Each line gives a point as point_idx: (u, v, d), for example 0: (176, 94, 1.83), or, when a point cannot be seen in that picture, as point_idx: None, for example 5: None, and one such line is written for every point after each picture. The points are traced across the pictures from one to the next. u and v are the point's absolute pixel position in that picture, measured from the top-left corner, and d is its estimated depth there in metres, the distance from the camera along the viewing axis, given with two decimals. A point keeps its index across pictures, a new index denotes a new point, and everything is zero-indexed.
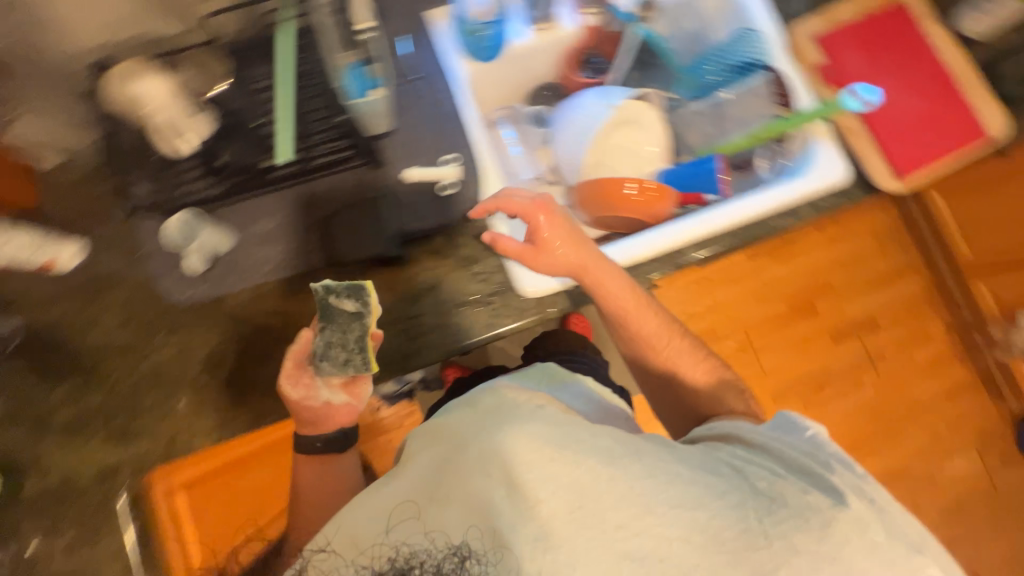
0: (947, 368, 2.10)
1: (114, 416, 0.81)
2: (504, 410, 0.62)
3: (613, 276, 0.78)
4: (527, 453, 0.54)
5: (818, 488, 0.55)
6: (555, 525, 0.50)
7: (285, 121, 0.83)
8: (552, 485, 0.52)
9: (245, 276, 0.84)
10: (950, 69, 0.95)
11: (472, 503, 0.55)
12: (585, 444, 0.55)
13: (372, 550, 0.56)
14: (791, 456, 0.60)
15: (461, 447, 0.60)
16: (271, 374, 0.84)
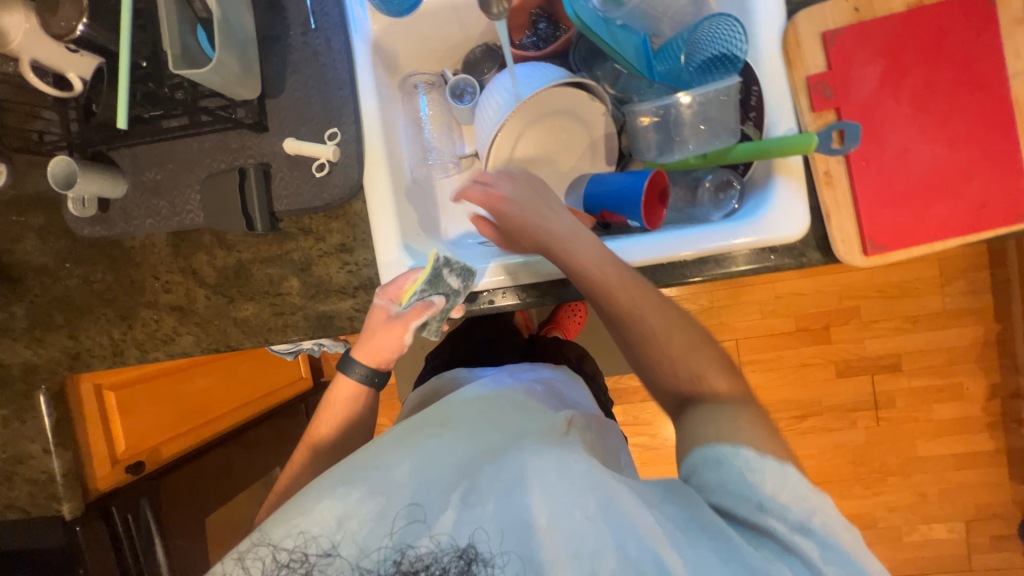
0: (974, 433, 1.81)
1: (50, 323, 0.93)
2: (530, 432, 0.65)
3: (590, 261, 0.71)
4: (590, 497, 0.55)
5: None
6: (570, 566, 0.52)
7: (119, 91, 0.65)
8: (579, 532, 0.54)
9: (132, 222, 0.86)
10: (1021, 105, 0.66)
11: (507, 520, 0.55)
12: (617, 497, 0.55)
13: (377, 557, 0.54)
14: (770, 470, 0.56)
15: (500, 459, 0.61)
16: (153, 318, 0.90)
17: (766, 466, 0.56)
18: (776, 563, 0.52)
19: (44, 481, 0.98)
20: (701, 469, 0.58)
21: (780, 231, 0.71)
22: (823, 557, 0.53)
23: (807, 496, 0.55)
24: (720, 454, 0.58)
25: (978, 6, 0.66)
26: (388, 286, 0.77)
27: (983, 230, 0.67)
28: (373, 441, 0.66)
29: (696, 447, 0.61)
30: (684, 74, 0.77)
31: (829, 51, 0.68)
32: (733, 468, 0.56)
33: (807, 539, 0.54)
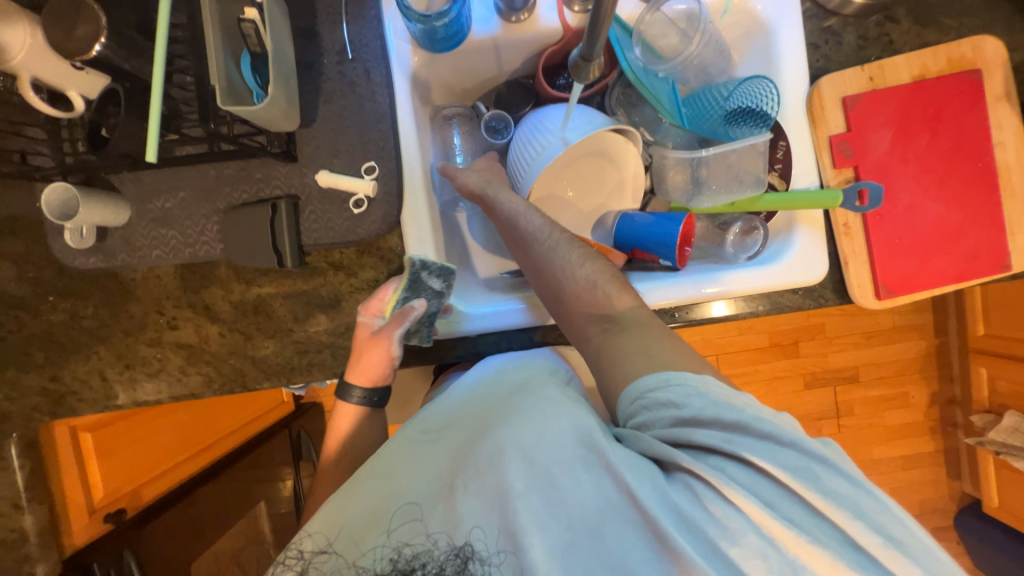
0: (919, 437, 2.02)
1: (23, 359, 0.82)
2: (505, 403, 0.66)
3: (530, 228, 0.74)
4: (566, 460, 0.57)
5: (771, 488, 0.53)
6: (547, 527, 0.55)
7: (151, 122, 0.60)
8: (555, 494, 0.56)
9: (136, 253, 0.79)
10: (1002, 169, 0.76)
11: (488, 497, 0.57)
12: (595, 448, 0.57)
13: (373, 553, 0.57)
14: (742, 417, 0.55)
15: (481, 437, 0.62)
16: (156, 356, 0.82)
17: (687, 381, 0.58)
18: (722, 472, 0.53)
19: (12, 538, 0.89)
20: (635, 406, 0.60)
21: (801, 275, 0.77)
22: (764, 454, 0.53)
23: (730, 397, 0.57)
24: (642, 390, 0.60)
25: (970, 82, 0.75)
26: (370, 302, 0.78)
27: (974, 279, 0.76)
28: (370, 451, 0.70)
29: (627, 384, 0.62)
30: (718, 124, 0.81)
31: (849, 114, 0.75)
32: (655, 399, 0.59)
33: (748, 441, 0.54)
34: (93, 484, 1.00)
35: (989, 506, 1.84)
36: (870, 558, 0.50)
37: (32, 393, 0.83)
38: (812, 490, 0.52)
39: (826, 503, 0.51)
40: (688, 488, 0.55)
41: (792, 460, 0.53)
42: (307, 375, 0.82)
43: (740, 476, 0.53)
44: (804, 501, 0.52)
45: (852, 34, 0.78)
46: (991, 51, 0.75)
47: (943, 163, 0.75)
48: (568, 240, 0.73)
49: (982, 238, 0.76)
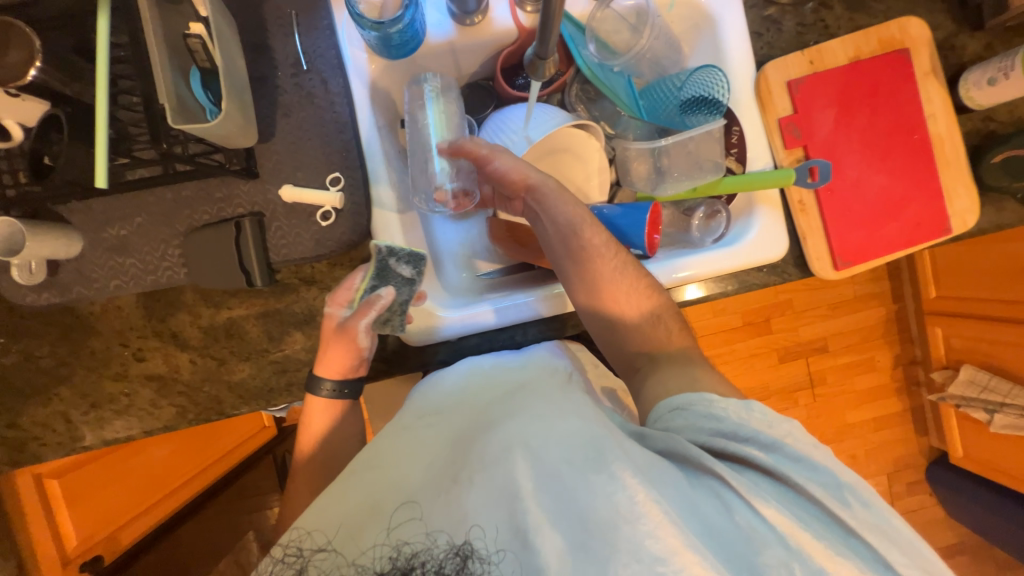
0: (887, 398, 2.13)
1: None
2: (511, 400, 0.66)
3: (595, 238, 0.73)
4: (577, 458, 0.57)
5: (801, 502, 0.57)
6: (556, 525, 0.53)
7: (98, 148, 0.58)
8: (564, 488, 0.55)
9: (93, 286, 0.75)
10: (935, 140, 0.82)
11: (493, 493, 0.55)
12: (605, 450, 0.57)
13: (373, 550, 0.54)
14: (782, 441, 0.58)
15: (488, 434, 0.61)
16: (123, 392, 0.79)
17: (729, 406, 0.62)
18: (759, 487, 0.56)
19: None
20: (671, 417, 0.64)
21: (762, 254, 0.80)
22: (802, 472, 0.57)
23: (775, 424, 0.60)
24: (683, 403, 0.64)
25: (900, 61, 0.80)
26: (340, 292, 0.75)
27: (921, 244, 0.81)
28: (367, 447, 0.68)
29: (661, 399, 0.67)
30: (673, 114, 0.84)
31: (794, 97, 0.79)
32: (696, 412, 0.62)
33: (779, 456, 0.58)
34: (63, 531, 0.97)
35: (955, 456, 1.96)
36: (883, 563, 0.54)
37: None
38: (842, 510, 0.55)
39: (843, 513, 0.55)
40: (720, 499, 0.56)
41: (823, 480, 0.56)
42: (287, 395, 0.80)
43: (764, 486, 0.57)
44: (827, 513, 0.56)
45: (790, 22, 0.82)
46: (916, 30, 0.81)
47: (884, 136, 0.80)
48: (622, 259, 0.74)
49: (923, 205, 0.81)
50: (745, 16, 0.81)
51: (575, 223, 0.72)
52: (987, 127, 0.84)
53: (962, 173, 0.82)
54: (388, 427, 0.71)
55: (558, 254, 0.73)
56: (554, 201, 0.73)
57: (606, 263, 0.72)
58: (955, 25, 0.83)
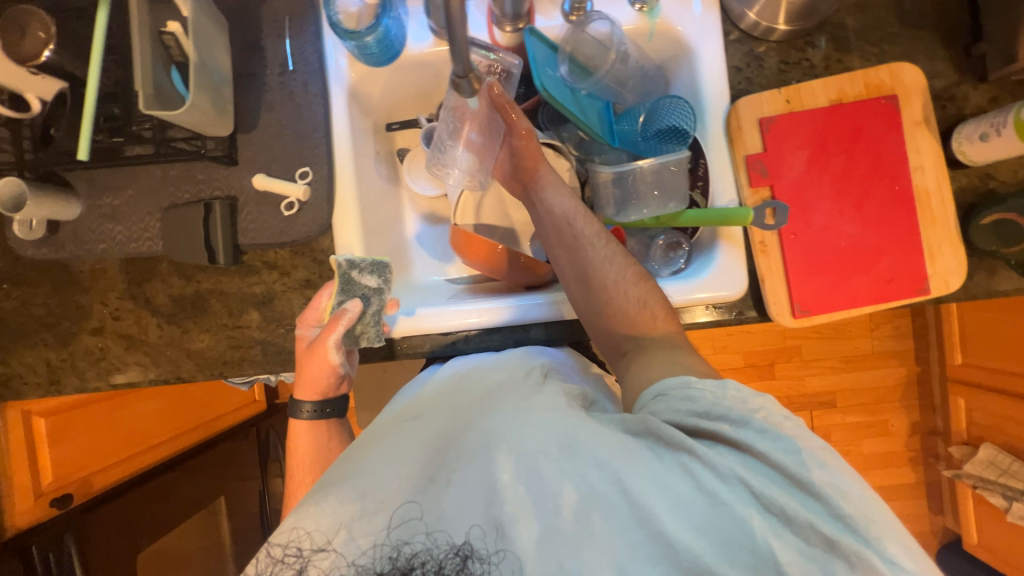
0: (898, 467, 1.94)
1: None
2: (494, 398, 0.64)
3: (591, 227, 0.77)
4: (550, 449, 0.54)
5: (769, 472, 0.51)
6: (536, 515, 0.52)
7: (85, 124, 0.66)
8: (543, 484, 0.53)
9: (83, 247, 0.83)
10: (921, 193, 0.77)
11: (476, 489, 0.54)
12: (581, 437, 0.55)
13: (372, 550, 0.52)
14: (746, 416, 0.55)
15: (467, 429, 0.61)
16: (98, 346, 0.86)
17: (705, 387, 0.59)
18: (728, 460, 0.52)
19: None
20: (654, 404, 0.61)
21: (720, 291, 0.77)
22: (768, 444, 0.52)
23: (747, 400, 0.57)
24: (665, 389, 0.61)
25: (886, 107, 0.77)
26: (310, 313, 0.79)
27: (892, 300, 0.77)
28: (353, 446, 0.65)
29: (647, 387, 0.64)
30: (640, 140, 0.85)
31: (764, 135, 0.77)
32: (674, 397, 0.60)
33: (750, 431, 0.53)
34: (48, 468, 1.05)
35: (967, 542, 1.77)
36: (856, 532, 0.48)
37: None
38: (802, 474, 0.50)
39: (812, 479, 0.50)
40: (687, 472, 0.52)
41: (789, 449, 0.52)
42: (239, 369, 0.85)
43: (730, 458, 0.52)
44: (799, 487, 0.50)
45: (773, 59, 0.81)
46: (909, 77, 0.77)
47: (859, 184, 0.77)
48: (621, 253, 0.77)
49: (904, 257, 0.76)
50: (724, 50, 0.80)
51: (568, 215, 0.78)
52: (985, 185, 0.78)
53: (950, 230, 0.76)
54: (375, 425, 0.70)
55: (554, 244, 0.80)
56: (550, 191, 0.80)
57: (595, 251, 0.76)
58: (957, 75, 0.79)
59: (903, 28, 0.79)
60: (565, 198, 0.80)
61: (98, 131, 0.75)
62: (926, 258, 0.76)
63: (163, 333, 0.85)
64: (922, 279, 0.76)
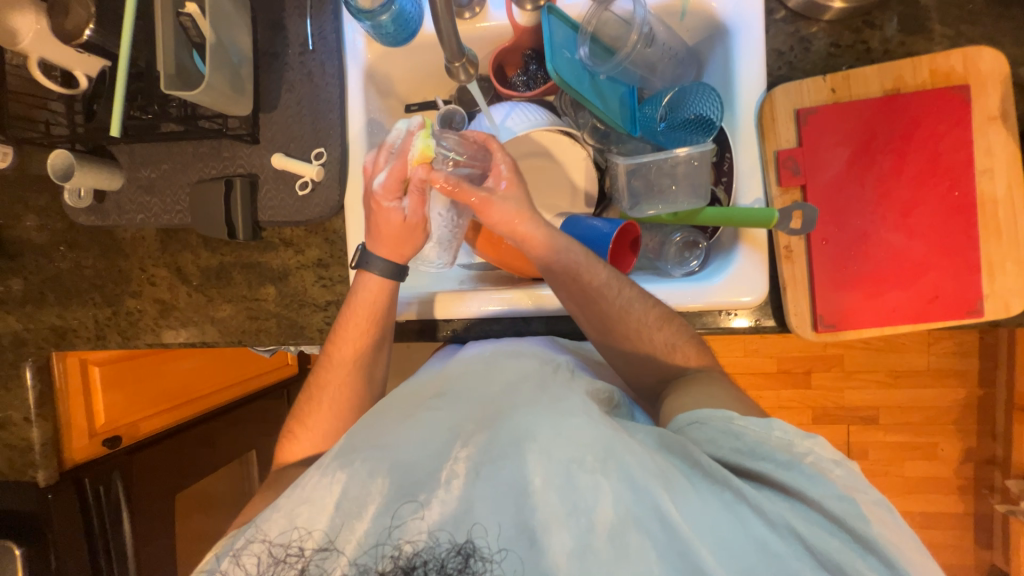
0: (945, 495, 1.72)
1: (41, 298, 0.97)
2: (523, 394, 0.65)
3: (602, 278, 0.70)
4: (583, 460, 0.55)
5: (818, 520, 0.53)
6: (567, 526, 0.53)
7: (115, 100, 0.70)
8: (575, 495, 0.54)
9: (123, 216, 0.89)
10: (985, 202, 0.67)
11: (502, 489, 0.55)
12: (618, 450, 0.55)
13: (373, 550, 0.53)
14: (797, 461, 0.55)
15: (497, 424, 0.61)
16: (137, 308, 0.94)
17: (749, 425, 0.58)
18: (776, 504, 0.53)
19: (25, 449, 1.04)
20: (688, 431, 0.60)
21: (734, 297, 0.71)
22: (814, 489, 0.54)
23: (794, 442, 0.57)
24: (704, 416, 0.60)
25: (953, 100, 0.67)
26: (389, 172, 0.69)
27: (934, 321, 0.68)
28: (370, 423, 0.66)
29: (680, 413, 0.63)
30: (660, 130, 0.81)
31: (801, 128, 0.70)
32: (714, 428, 0.59)
33: (797, 474, 0.55)
34: (99, 412, 1.17)
35: None
36: None
37: (44, 327, 0.98)
38: (855, 525, 0.52)
39: (870, 535, 0.51)
40: (729, 508, 0.53)
41: (840, 496, 0.53)
42: (256, 339, 0.90)
43: (777, 502, 0.53)
44: (849, 532, 0.52)
45: (822, 41, 0.72)
46: (987, 64, 0.66)
47: (907, 189, 0.68)
48: (641, 296, 0.71)
49: (956, 273, 0.68)
50: (765, 32, 0.72)
51: (572, 268, 0.70)
52: None
53: (1020, 244, 0.66)
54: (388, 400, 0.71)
55: (561, 296, 0.72)
56: (544, 248, 0.70)
57: (609, 302, 0.70)
58: None
59: (986, 5, 0.68)
60: (572, 250, 0.70)
61: (133, 107, 0.80)
62: (984, 274, 0.67)
63: (192, 300, 0.92)
64: (976, 298, 0.67)
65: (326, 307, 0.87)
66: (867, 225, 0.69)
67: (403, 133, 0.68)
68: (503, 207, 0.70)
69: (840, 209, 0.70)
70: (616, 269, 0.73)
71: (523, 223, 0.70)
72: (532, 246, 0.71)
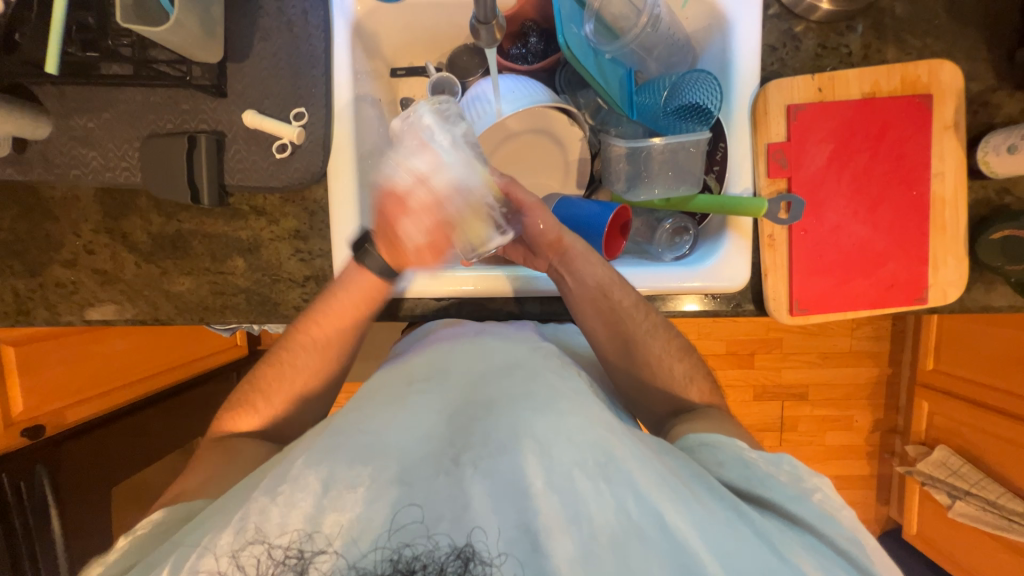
0: (855, 459, 1.87)
1: None
2: (514, 384, 0.66)
3: (626, 294, 0.73)
4: (585, 462, 0.55)
5: (828, 551, 0.54)
6: (570, 531, 0.51)
7: (53, 29, 0.60)
8: (577, 497, 0.53)
9: (54, 171, 0.76)
10: (936, 202, 0.75)
11: (501, 482, 0.54)
12: (618, 456, 0.56)
13: (372, 551, 0.48)
14: (804, 500, 0.59)
15: (494, 418, 0.61)
16: (70, 279, 0.81)
17: (758, 458, 0.63)
18: (787, 535, 0.54)
19: None
20: (699, 451, 0.65)
21: (723, 282, 0.75)
22: (826, 524, 0.57)
23: (803, 478, 0.62)
24: (714, 441, 0.65)
25: (919, 107, 0.74)
26: (427, 235, 0.63)
27: (889, 307, 0.77)
28: (354, 410, 0.64)
29: (690, 433, 0.68)
30: (661, 115, 0.79)
31: (791, 124, 0.74)
32: (721, 450, 0.64)
33: (806, 508, 0.58)
34: (18, 398, 1.03)
35: (906, 532, 1.79)
36: None
37: None
38: (863, 562, 0.54)
39: (872, 570, 0.53)
40: (734, 526, 0.53)
41: (847, 535, 0.56)
42: (218, 315, 0.82)
43: (785, 530, 0.55)
44: (855, 567, 0.53)
45: (811, 41, 0.76)
46: (947, 77, 0.73)
47: (875, 185, 0.75)
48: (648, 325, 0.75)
49: (913, 265, 0.76)
50: (761, 27, 0.75)
51: (605, 286, 0.72)
52: (1001, 200, 0.76)
53: (961, 241, 0.76)
54: (373, 386, 0.71)
55: (587, 313, 0.74)
56: (580, 263, 0.72)
57: (636, 324, 0.74)
58: (995, 80, 0.75)
59: (949, 22, 0.75)
60: (604, 265, 0.73)
61: (70, 42, 0.68)
62: (932, 267, 0.76)
63: (140, 272, 0.81)
64: (926, 288, 0.76)
65: (305, 283, 0.81)
66: (839, 217, 0.76)
67: (448, 189, 0.61)
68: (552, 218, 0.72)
69: (819, 200, 0.76)
70: (642, 295, 0.76)
71: (563, 235, 0.72)
72: (563, 263, 0.73)
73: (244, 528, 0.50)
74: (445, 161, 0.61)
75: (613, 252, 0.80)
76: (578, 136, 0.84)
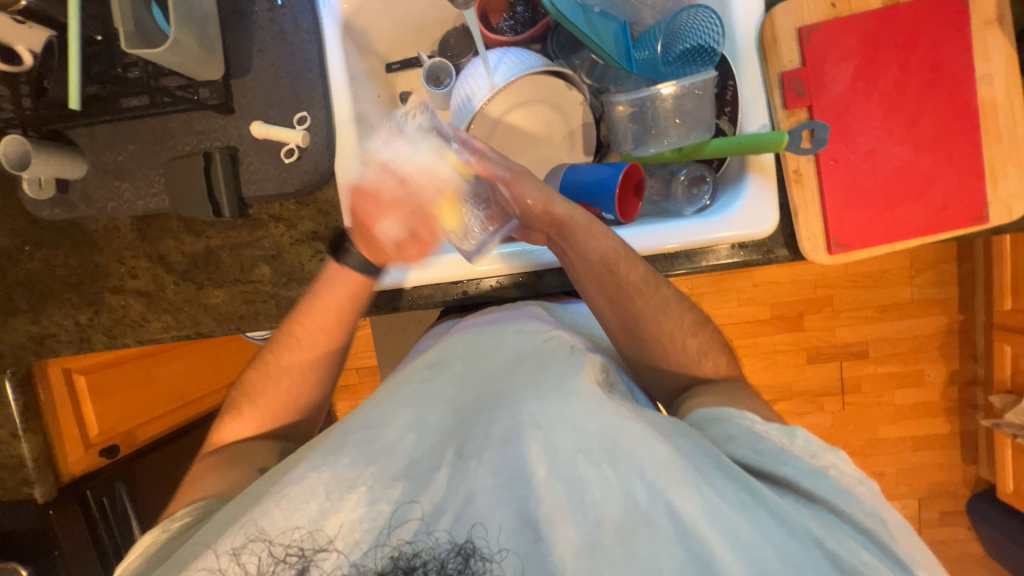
0: (930, 418, 1.71)
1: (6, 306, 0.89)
2: (521, 373, 0.64)
3: (633, 266, 0.70)
4: (588, 450, 0.54)
5: (847, 530, 0.51)
6: (572, 519, 0.51)
7: (72, 67, 0.64)
8: (580, 486, 0.52)
9: (94, 206, 0.82)
10: (986, 108, 0.67)
11: (502, 474, 0.54)
12: (622, 440, 0.54)
13: (372, 550, 0.50)
14: (827, 479, 0.54)
15: (497, 408, 0.60)
16: (120, 304, 0.88)
17: (770, 429, 0.58)
18: (802, 513, 0.51)
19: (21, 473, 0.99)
20: (706, 428, 0.61)
21: (750, 229, 0.71)
22: (851, 504, 0.52)
23: (817, 454, 0.56)
24: (724, 414, 0.61)
25: (951, 6, 0.67)
26: (403, 230, 0.69)
27: (942, 232, 0.69)
28: (358, 410, 0.64)
29: (699, 409, 0.64)
30: (661, 64, 0.75)
31: (805, 47, 0.69)
32: (734, 425, 0.59)
33: (824, 485, 0.53)
34: (91, 421, 1.11)
35: (1000, 491, 1.61)
36: None
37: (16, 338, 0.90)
38: (891, 543, 0.50)
39: (895, 549, 0.49)
40: (746, 509, 0.51)
41: (872, 516, 0.52)
42: (252, 321, 0.85)
43: (800, 509, 0.52)
44: (878, 547, 0.50)
45: None
46: None
47: (910, 101, 0.68)
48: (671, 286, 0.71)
49: (966, 183, 0.68)
50: None
51: (608, 259, 0.69)
52: None
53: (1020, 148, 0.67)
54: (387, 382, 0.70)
55: (591, 288, 0.71)
56: (584, 235, 0.69)
57: (641, 293, 0.70)
58: None
59: None
60: (605, 235, 0.69)
61: (91, 81, 0.73)
62: (988, 183, 0.68)
63: (178, 290, 0.86)
64: (984, 207, 0.68)
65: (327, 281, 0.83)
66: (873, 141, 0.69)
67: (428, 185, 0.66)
68: (538, 191, 0.69)
69: (848, 127, 0.70)
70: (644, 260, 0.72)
71: (555, 206, 0.69)
72: (561, 237, 0.70)
73: (243, 527, 0.51)
74: (405, 146, 0.66)
75: (628, 210, 0.77)
76: (577, 100, 0.82)
